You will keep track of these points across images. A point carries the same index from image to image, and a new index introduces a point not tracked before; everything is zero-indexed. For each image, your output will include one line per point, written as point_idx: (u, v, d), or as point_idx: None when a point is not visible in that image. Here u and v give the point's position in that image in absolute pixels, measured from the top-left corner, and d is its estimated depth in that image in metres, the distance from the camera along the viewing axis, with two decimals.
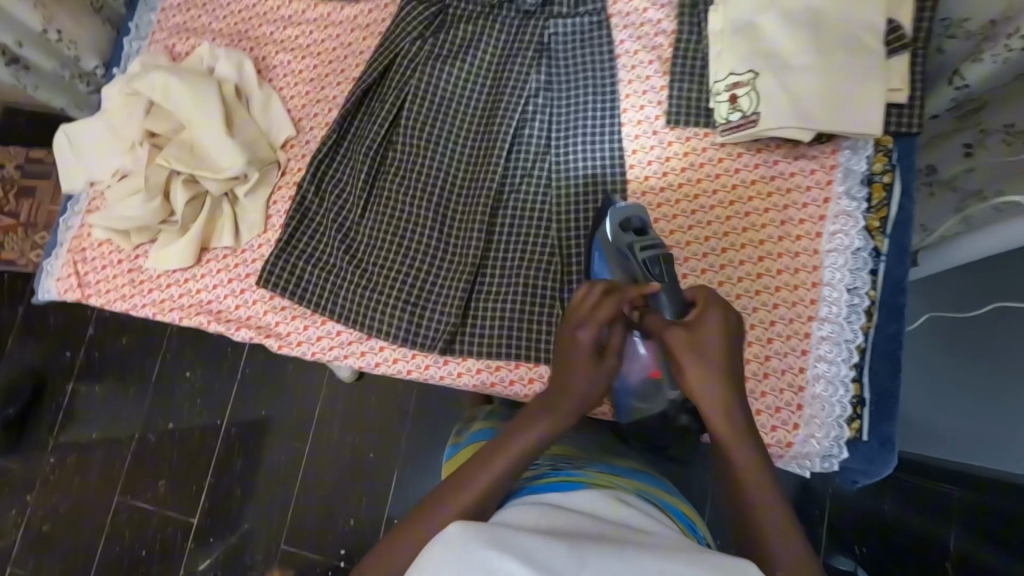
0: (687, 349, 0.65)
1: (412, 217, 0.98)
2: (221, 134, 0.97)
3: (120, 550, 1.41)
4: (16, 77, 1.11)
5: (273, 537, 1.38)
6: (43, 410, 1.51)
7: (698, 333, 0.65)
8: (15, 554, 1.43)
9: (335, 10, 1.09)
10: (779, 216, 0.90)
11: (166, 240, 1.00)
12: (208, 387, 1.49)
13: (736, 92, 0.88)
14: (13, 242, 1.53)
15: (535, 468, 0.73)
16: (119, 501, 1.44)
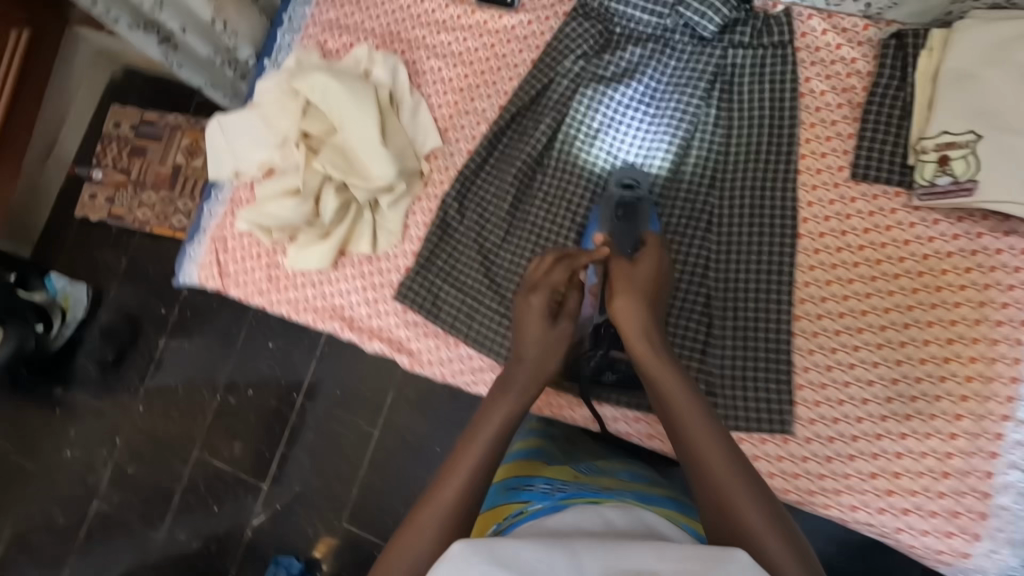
0: (630, 304, 0.72)
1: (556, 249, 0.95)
2: (376, 144, 0.95)
3: (195, 502, 1.44)
4: (165, 56, 1.11)
5: (336, 516, 1.36)
6: (136, 359, 1.53)
7: (637, 290, 0.73)
8: (103, 489, 1.48)
9: (492, 18, 1.05)
10: (977, 296, 0.79)
11: (307, 242, 1.00)
12: (290, 361, 1.45)
13: (948, 153, 0.78)
14: (123, 199, 1.57)
15: (558, 485, 0.77)
16: (198, 456, 1.46)
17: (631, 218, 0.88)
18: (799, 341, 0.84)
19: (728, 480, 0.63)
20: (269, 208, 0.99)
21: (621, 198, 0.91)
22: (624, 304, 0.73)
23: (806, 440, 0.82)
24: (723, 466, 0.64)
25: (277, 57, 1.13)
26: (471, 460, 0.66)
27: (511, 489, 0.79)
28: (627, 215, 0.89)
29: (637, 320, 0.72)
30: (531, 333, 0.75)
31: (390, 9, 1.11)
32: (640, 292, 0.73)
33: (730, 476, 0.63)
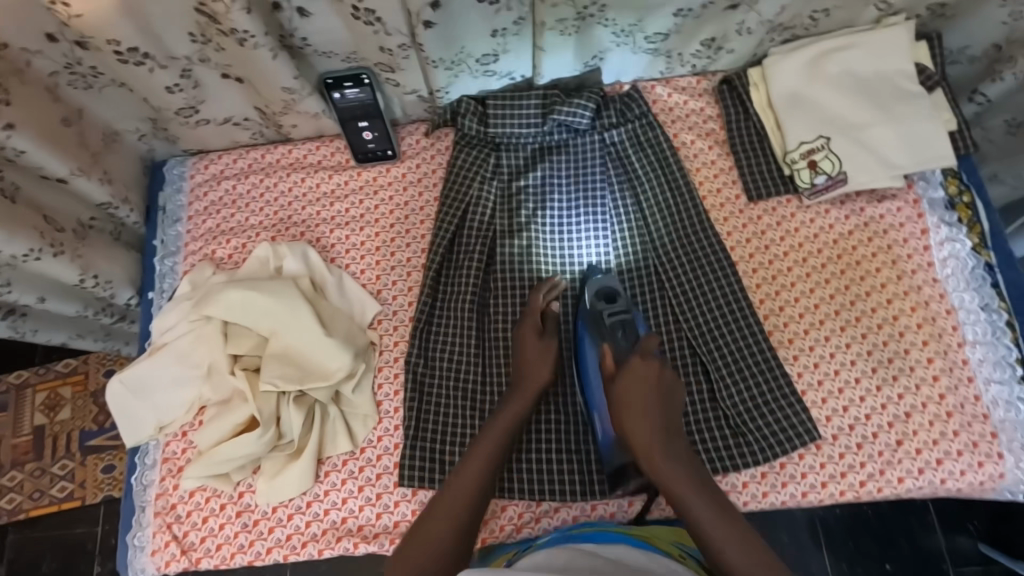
0: (635, 425, 0.81)
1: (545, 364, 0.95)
2: (321, 336, 0.89)
3: None
4: None
5: None
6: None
7: (630, 418, 0.82)
8: None
9: (380, 173, 1.06)
10: (888, 257, 0.93)
11: (279, 469, 0.89)
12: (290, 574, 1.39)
13: (813, 158, 0.93)
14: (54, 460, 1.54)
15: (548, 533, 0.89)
16: None
17: (631, 335, 0.90)
18: (783, 353, 0.91)
19: (733, 555, 0.72)
20: (224, 451, 0.86)
21: (609, 318, 0.90)
22: (628, 416, 0.82)
23: (834, 438, 0.86)
24: (722, 534, 0.74)
25: (162, 287, 1.04)
26: (489, 451, 0.83)
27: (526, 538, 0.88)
28: (626, 332, 0.90)
29: (628, 402, 0.82)
30: (527, 356, 0.90)
31: (272, 198, 1.07)
32: (634, 405, 0.82)
33: (728, 545, 0.73)
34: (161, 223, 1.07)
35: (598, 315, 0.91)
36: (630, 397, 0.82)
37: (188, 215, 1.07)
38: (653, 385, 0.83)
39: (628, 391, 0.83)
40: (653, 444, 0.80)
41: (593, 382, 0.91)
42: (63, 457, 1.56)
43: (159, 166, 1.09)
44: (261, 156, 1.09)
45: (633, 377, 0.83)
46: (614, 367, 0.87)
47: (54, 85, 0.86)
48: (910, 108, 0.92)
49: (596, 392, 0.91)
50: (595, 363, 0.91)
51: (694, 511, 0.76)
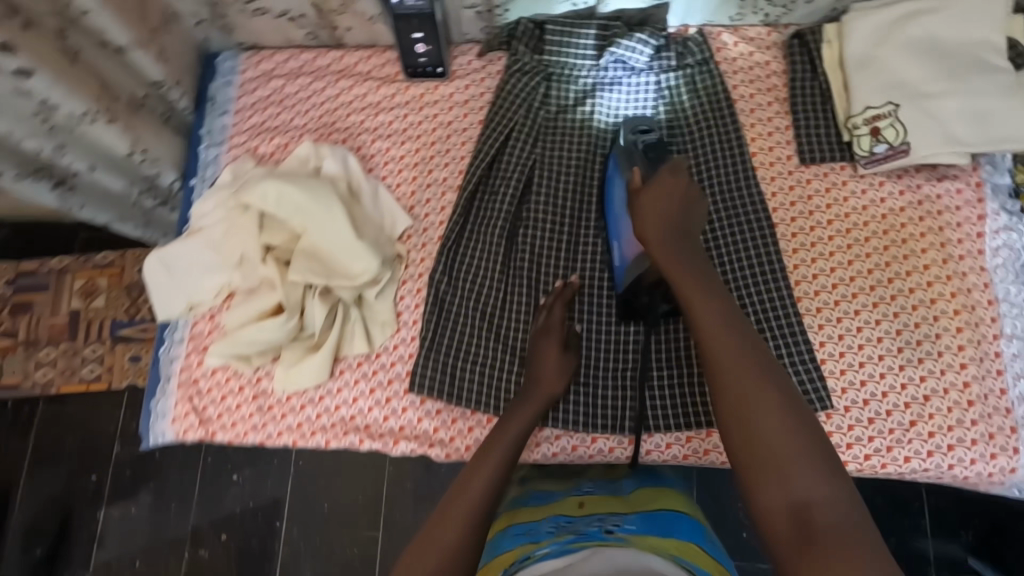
0: (653, 233, 0.80)
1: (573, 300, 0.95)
2: (352, 237, 0.91)
3: None
4: (63, 199, 1.04)
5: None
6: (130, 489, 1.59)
7: (648, 218, 0.81)
8: None
9: (427, 90, 1.06)
10: (937, 239, 0.89)
11: (297, 360, 0.92)
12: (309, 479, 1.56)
13: (877, 125, 0.89)
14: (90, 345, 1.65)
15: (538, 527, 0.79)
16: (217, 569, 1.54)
17: (659, 159, 0.91)
18: (809, 321, 0.89)
19: (780, 431, 0.66)
20: (248, 333, 0.90)
21: (641, 146, 0.92)
22: (649, 224, 0.81)
23: (846, 410, 0.85)
24: (729, 345, 0.72)
25: (204, 175, 1.06)
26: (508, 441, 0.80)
27: (513, 535, 0.79)
28: (655, 156, 0.91)
29: (656, 217, 0.81)
30: (548, 359, 0.87)
31: (318, 101, 1.07)
32: (655, 210, 0.81)
33: (732, 350, 0.71)
34: (209, 112, 1.09)
35: (632, 147, 0.93)
36: (651, 205, 0.81)
37: (236, 108, 1.08)
38: (671, 194, 0.81)
39: (649, 202, 0.81)
40: (666, 248, 0.79)
41: (618, 214, 0.92)
42: (94, 342, 1.65)
43: (212, 56, 1.10)
44: (313, 58, 1.09)
45: (662, 188, 0.81)
46: (640, 184, 0.84)
47: None
48: (990, 83, 0.86)
49: (619, 224, 0.92)
50: (621, 199, 0.92)
51: (704, 319, 0.74)
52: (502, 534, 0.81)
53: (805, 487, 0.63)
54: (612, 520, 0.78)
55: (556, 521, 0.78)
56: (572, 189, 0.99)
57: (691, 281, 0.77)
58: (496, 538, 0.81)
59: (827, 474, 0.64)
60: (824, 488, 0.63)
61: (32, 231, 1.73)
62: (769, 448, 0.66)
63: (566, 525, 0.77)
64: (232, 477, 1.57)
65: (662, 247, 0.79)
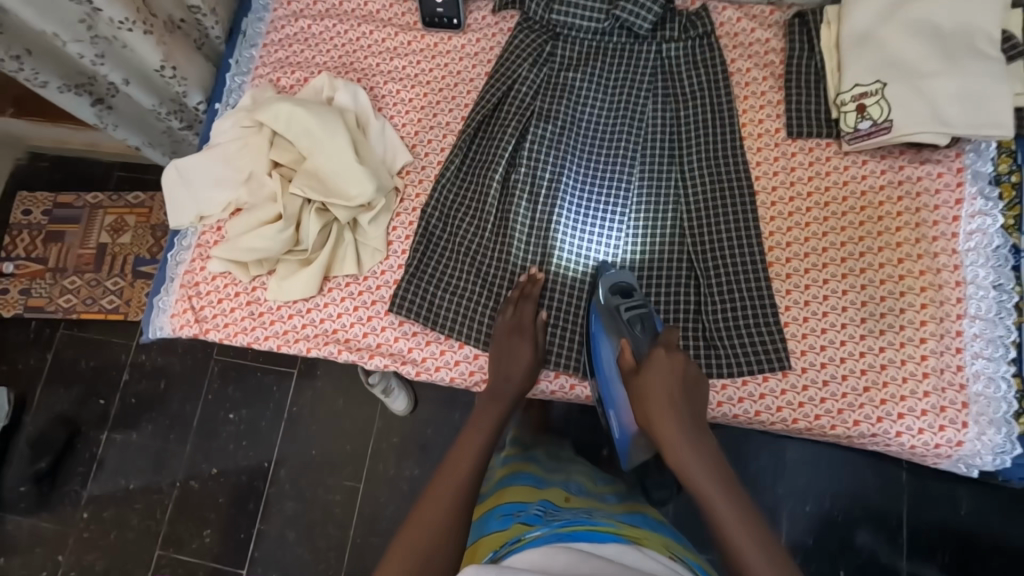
0: (655, 406, 0.83)
1: (552, 246, 0.99)
2: (353, 162, 0.97)
3: (213, 531, 1.56)
4: (99, 116, 1.20)
5: (364, 525, 1.52)
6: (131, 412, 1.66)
7: (644, 397, 0.84)
8: (101, 528, 1.58)
9: (441, 40, 1.12)
10: (912, 219, 0.91)
11: (290, 273, 0.99)
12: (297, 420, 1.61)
13: (864, 101, 0.91)
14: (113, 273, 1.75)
15: (531, 509, 0.89)
16: (200, 499, 1.59)
17: (648, 330, 0.91)
18: (777, 284, 0.92)
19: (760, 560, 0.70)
20: (248, 240, 0.96)
21: (626, 313, 0.91)
22: (654, 408, 0.84)
23: (803, 370, 0.88)
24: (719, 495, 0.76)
25: (228, 101, 1.13)
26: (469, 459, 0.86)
27: (505, 514, 0.89)
28: (642, 326, 0.92)
29: (660, 404, 0.83)
30: (519, 352, 0.92)
31: (340, 43, 1.14)
32: (649, 396, 0.84)
33: (723, 499, 0.76)
34: (238, 45, 1.17)
35: (612, 309, 0.92)
36: (647, 389, 0.85)
37: (264, 43, 1.16)
38: (663, 376, 0.84)
39: (648, 375, 0.85)
40: (666, 422, 0.82)
41: (610, 381, 0.94)
42: (117, 274, 1.75)
43: None
44: (339, 3, 1.16)
45: (656, 365, 0.85)
46: (632, 363, 0.89)
47: None
48: (980, 68, 0.88)
49: (613, 391, 0.94)
50: (610, 359, 0.93)
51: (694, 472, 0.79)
52: (495, 511, 0.91)
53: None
54: (596, 515, 0.89)
55: (545, 507, 0.89)
56: (565, 143, 1.02)
57: (684, 446, 0.81)
58: (487, 515, 0.92)
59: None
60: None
61: (71, 166, 1.85)
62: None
63: (554, 509, 0.88)
64: (229, 415, 1.64)
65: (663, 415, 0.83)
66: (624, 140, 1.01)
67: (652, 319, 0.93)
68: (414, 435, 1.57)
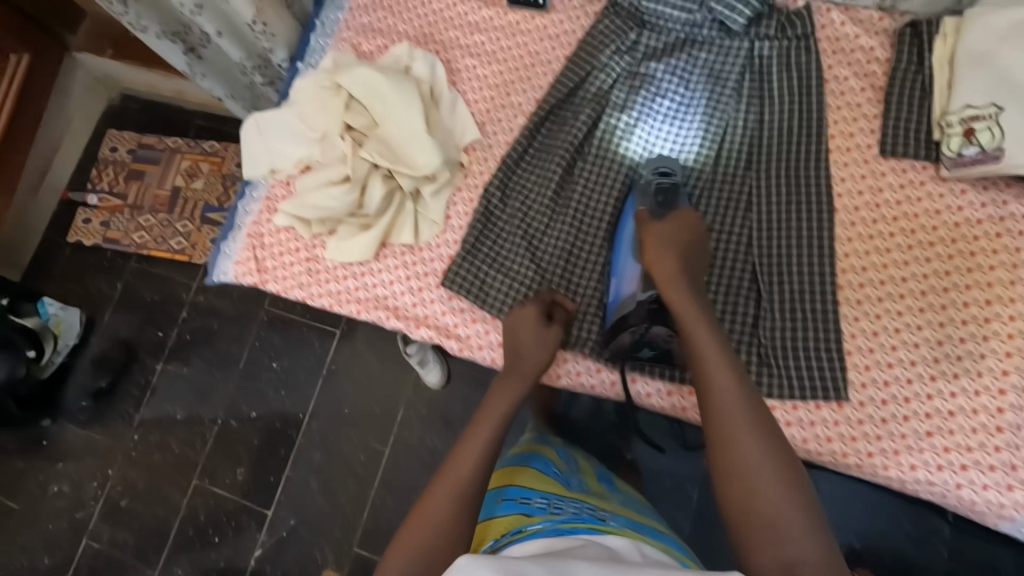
0: (664, 260, 0.84)
1: (601, 245, 0.97)
2: (423, 133, 0.97)
3: (247, 468, 1.62)
4: (190, 66, 1.24)
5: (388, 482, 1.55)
6: (185, 346, 1.73)
7: (669, 257, 0.83)
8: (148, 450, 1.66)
9: (525, 18, 1.10)
10: (1010, 259, 0.84)
11: (350, 236, 1.01)
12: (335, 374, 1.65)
13: (973, 126, 0.84)
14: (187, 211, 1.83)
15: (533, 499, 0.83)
16: (240, 437, 1.65)
17: (670, 204, 0.91)
18: (845, 310, 0.87)
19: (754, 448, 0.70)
20: (314, 200, 0.99)
21: (655, 186, 0.93)
22: (656, 251, 0.85)
23: (860, 404, 0.83)
24: (733, 396, 0.73)
25: (311, 61, 1.16)
26: (484, 434, 0.78)
27: (510, 500, 0.84)
28: (665, 201, 0.91)
29: (665, 260, 0.84)
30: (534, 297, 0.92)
31: (424, 13, 1.15)
32: (672, 243, 0.85)
33: (726, 382, 0.74)
34: (326, 7, 1.19)
35: (646, 187, 0.94)
36: (656, 236, 0.86)
37: (349, 7, 1.18)
38: (685, 233, 0.86)
39: (660, 229, 0.87)
40: (687, 300, 0.80)
41: (625, 250, 0.94)
42: (187, 217, 1.82)
43: None
44: None
45: (680, 220, 0.87)
46: (646, 220, 0.90)
47: None
48: None
49: (624, 262, 0.93)
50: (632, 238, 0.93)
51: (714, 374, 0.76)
52: (500, 492, 0.86)
53: (779, 512, 0.66)
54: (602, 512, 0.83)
55: (550, 497, 0.83)
56: (637, 138, 0.99)
57: (710, 345, 0.77)
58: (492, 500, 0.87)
59: (796, 493, 0.67)
60: (801, 512, 0.66)
61: (155, 110, 1.91)
62: (750, 477, 0.68)
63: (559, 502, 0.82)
64: (274, 363, 1.69)
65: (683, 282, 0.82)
66: (699, 140, 0.98)
67: (677, 195, 0.92)
68: (445, 408, 1.58)
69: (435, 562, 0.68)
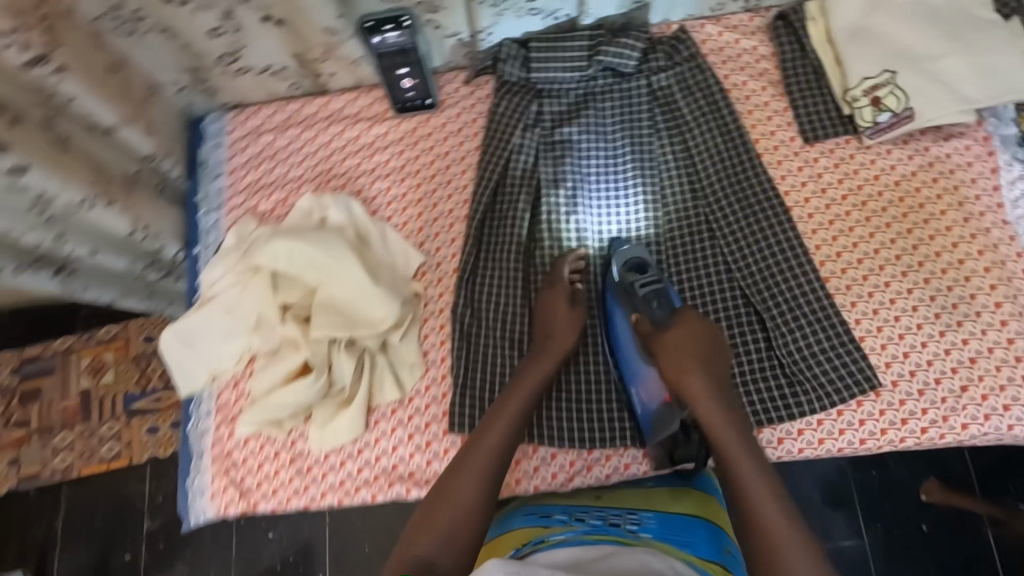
0: (677, 365, 0.81)
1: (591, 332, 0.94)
2: (370, 285, 0.89)
3: None
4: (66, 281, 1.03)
5: None
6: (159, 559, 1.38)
7: (692, 368, 0.80)
8: None
9: (420, 123, 1.05)
10: (955, 199, 0.88)
11: (330, 417, 0.90)
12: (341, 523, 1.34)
13: (877, 94, 0.88)
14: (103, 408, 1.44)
15: (552, 515, 0.80)
16: None
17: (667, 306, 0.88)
18: (840, 300, 0.88)
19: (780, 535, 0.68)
20: (276, 398, 0.88)
21: (642, 288, 0.88)
22: (667, 358, 0.83)
23: (894, 385, 0.84)
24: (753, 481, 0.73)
25: (207, 241, 1.04)
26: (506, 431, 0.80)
27: (533, 517, 0.80)
28: (660, 301, 0.87)
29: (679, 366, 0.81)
30: (558, 317, 0.90)
31: (311, 151, 1.06)
32: (690, 352, 0.82)
33: (752, 479, 0.73)
34: (202, 178, 1.07)
35: (628, 285, 0.90)
36: (670, 342, 0.83)
37: (229, 170, 1.07)
38: (692, 331, 0.84)
39: (666, 337, 0.84)
40: (713, 406, 0.78)
41: (631, 354, 0.89)
42: (110, 417, 1.43)
43: (198, 121, 1.09)
44: (300, 108, 1.07)
45: (687, 325, 0.84)
46: (648, 328, 0.86)
47: (98, 32, 0.83)
48: (982, 38, 0.87)
49: (637, 367, 0.89)
50: (631, 339, 0.90)
51: (737, 465, 0.74)
52: (520, 512, 0.83)
53: None
54: (630, 516, 0.79)
55: (572, 514, 0.79)
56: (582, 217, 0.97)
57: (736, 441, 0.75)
58: (510, 520, 0.82)
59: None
60: None
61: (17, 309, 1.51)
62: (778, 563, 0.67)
63: (580, 514, 0.78)
64: (269, 532, 1.33)
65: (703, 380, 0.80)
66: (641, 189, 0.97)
67: (667, 293, 0.89)
68: None
69: (455, 537, 0.70)
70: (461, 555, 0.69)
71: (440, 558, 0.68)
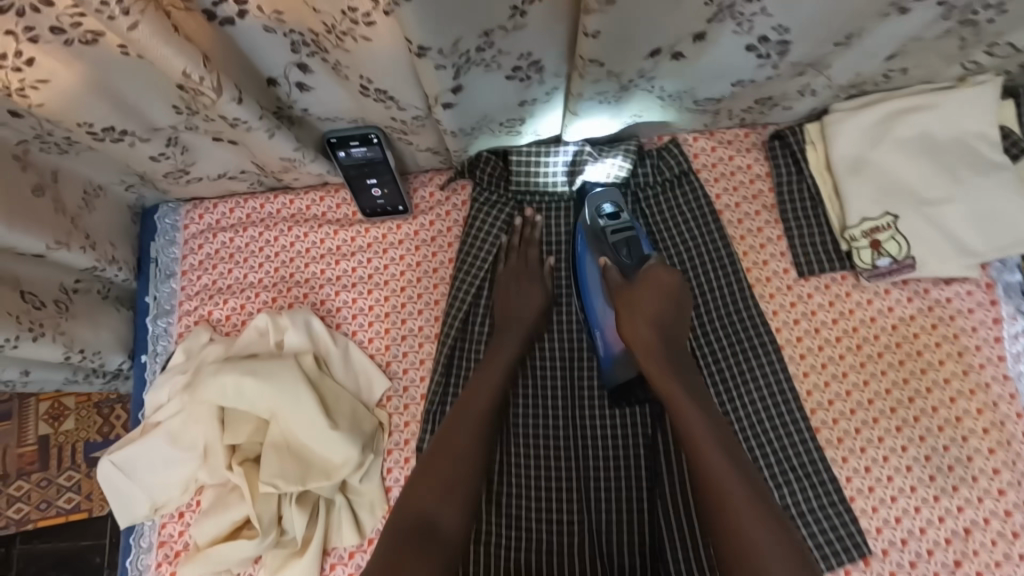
0: (635, 312, 0.82)
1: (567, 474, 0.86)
2: (327, 428, 0.82)
3: None
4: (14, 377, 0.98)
5: None
6: None
7: (640, 313, 0.82)
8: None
9: (390, 230, 0.95)
10: (954, 348, 0.83)
11: (279, 566, 0.83)
12: None
13: (877, 237, 0.83)
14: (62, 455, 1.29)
15: None
16: None
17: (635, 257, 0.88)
18: (831, 453, 0.83)
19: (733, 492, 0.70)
20: (221, 551, 0.82)
21: (610, 232, 0.88)
22: (627, 310, 0.83)
23: (884, 553, 0.79)
24: (712, 443, 0.73)
25: (155, 350, 0.95)
26: (484, 406, 0.80)
27: None
28: (628, 250, 0.88)
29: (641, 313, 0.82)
30: (534, 296, 0.89)
31: (270, 253, 0.97)
32: (641, 305, 0.82)
33: (709, 435, 0.73)
34: (153, 278, 0.97)
35: (598, 231, 0.89)
36: (634, 289, 0.84)
37: (182, 270, 0.97)
38: (656, 277, 0.84)
39: (632, 293, 0.84)
40: (660, 362, 0.79)
41: (594, 300, 0.89)
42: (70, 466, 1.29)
43: (150, 212, 0.99)
44: (260, 205, 0.99)
45: (651, 275, 0.84)
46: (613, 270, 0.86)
47: (24, 152, 0.76)
48: (989, 183, 0.80)
49: (599, 310, 0.89)
50: (596, 283, 0.90)
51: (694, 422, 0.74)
52: None
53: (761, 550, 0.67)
54: None
55: None
56: (558, 345, 0.91)
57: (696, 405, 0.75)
58: None
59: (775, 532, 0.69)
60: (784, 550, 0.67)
61: None
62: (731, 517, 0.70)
63: None
64: None
65: (652, 321, 0.81)
66: None
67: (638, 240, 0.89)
68: None
69: (450, 501, 0.73)
70: (459, 515, 0.73)
71: (440, 516, 0.72)
